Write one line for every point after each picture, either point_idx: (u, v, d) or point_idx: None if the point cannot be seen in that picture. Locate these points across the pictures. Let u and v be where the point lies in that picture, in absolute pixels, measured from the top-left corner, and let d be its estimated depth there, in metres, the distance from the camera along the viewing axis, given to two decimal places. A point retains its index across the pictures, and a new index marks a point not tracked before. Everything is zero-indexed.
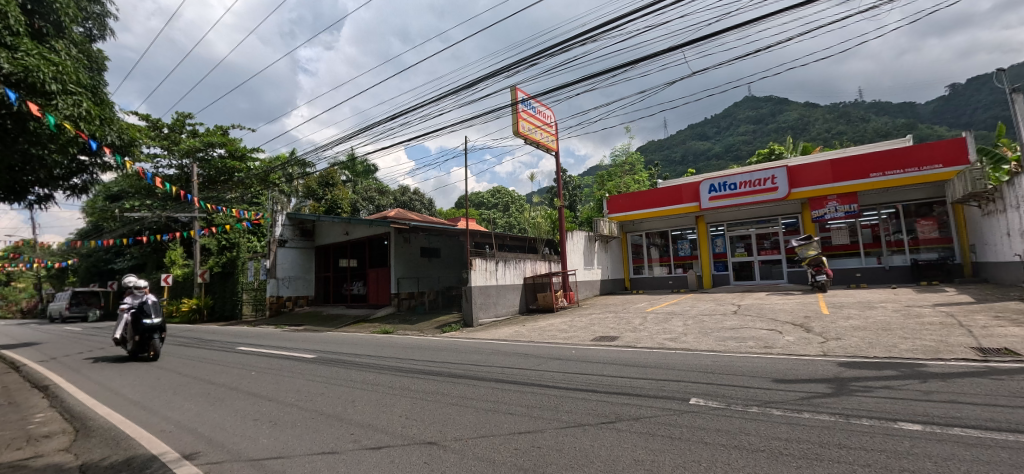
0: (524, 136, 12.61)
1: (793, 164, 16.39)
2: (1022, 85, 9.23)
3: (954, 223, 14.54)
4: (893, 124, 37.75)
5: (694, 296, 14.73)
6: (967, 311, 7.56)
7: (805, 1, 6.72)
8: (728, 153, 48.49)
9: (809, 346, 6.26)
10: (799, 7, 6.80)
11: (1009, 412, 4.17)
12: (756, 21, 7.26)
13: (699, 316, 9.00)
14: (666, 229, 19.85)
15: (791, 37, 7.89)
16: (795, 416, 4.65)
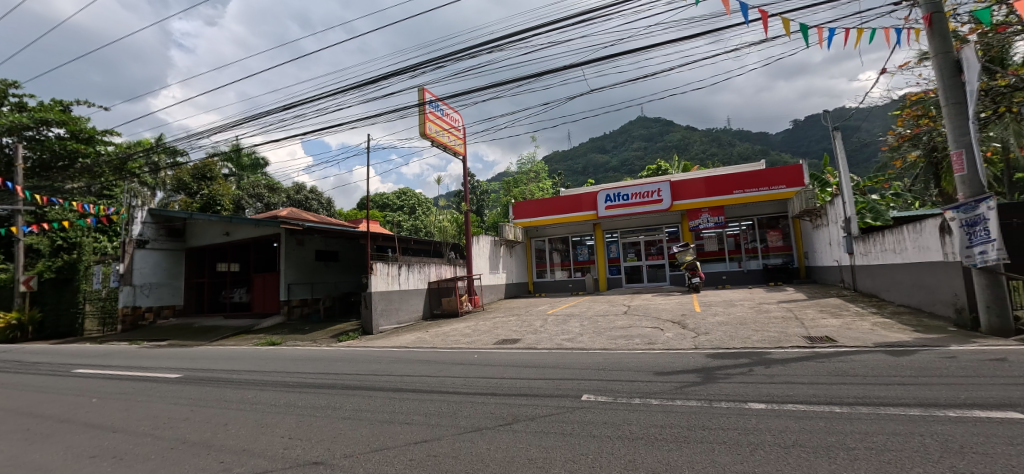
0: (430, 138, 12.38)
1: (675, 179, 18.43)
2: (840, 124, 11.49)
3: (794, 234, 17.49)
4: (752, 150, 44.59)
5: (589, 298, 15.75)
6: (801, 306, 9.10)
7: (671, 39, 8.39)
8: (624, 167, 52.90)
9: (684, 341, 6.96)
10: (669, 42, 8.39)
11: (827, 388, 5.12)
12: (634, 51, 8.72)
13: (594, 317, 9.54)
14: (567, 235, 21.04)
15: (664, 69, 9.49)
16: (671, 405, 5.12)
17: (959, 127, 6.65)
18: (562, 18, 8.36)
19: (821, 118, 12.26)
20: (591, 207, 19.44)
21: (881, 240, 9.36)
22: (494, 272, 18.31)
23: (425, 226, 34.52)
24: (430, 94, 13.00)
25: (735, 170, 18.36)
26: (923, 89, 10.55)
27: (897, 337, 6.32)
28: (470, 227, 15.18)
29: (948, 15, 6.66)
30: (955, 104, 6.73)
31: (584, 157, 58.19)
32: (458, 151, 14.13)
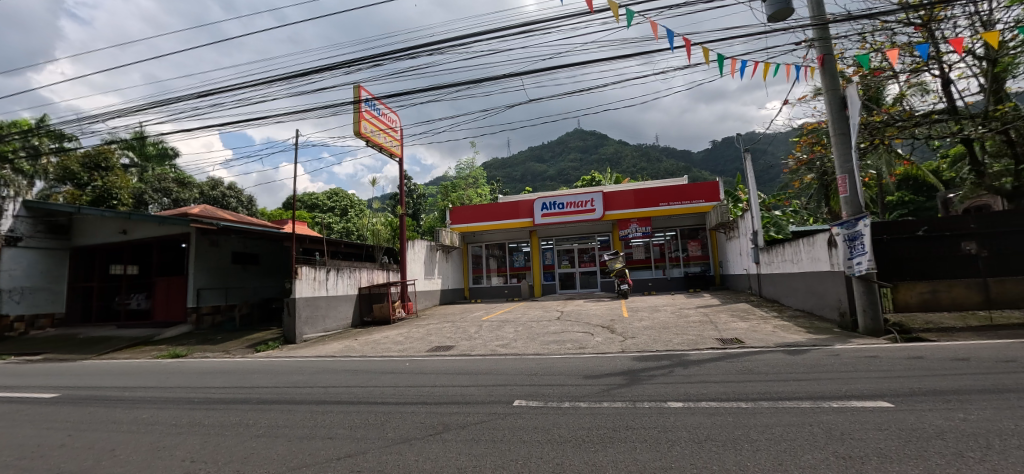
0: (365, 138, 11.92)
1: (607, 191, 19.34)
2: (750, 147, 12.71)
3: (710, 245, 19.04)
4: (677, 166, 48.05)
5: (524, 304, 15.96)
6: (715, 311, 9.90)
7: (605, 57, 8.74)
8: (561, 177, 54.29)
9: (613, 345, 7.26)
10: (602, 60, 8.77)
11: (735, 385, 5.59)
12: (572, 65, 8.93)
13: (528, 323, 9.63)
14: (504, 241, 21.23)
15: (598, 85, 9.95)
16: (597, 407, 5.29)
17: (844, 155, 7.64)
18: (503, 27, 8.45)
19: (734, 140, 13.48)
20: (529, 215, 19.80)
21: (782, 252, 10.45)
22: (429, 278, 17.95)
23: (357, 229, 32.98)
24: (366, 93, 12.56)
25: (662, 184, 19.65)
26: (817, 121, 12.01)
27: (794, 338, 7.07)
28: (405, 232, 14.76)
29: (838, 56, 7.62)
30: (840, 134, 7.71)
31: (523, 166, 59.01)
32: (395, 153, 13.79)
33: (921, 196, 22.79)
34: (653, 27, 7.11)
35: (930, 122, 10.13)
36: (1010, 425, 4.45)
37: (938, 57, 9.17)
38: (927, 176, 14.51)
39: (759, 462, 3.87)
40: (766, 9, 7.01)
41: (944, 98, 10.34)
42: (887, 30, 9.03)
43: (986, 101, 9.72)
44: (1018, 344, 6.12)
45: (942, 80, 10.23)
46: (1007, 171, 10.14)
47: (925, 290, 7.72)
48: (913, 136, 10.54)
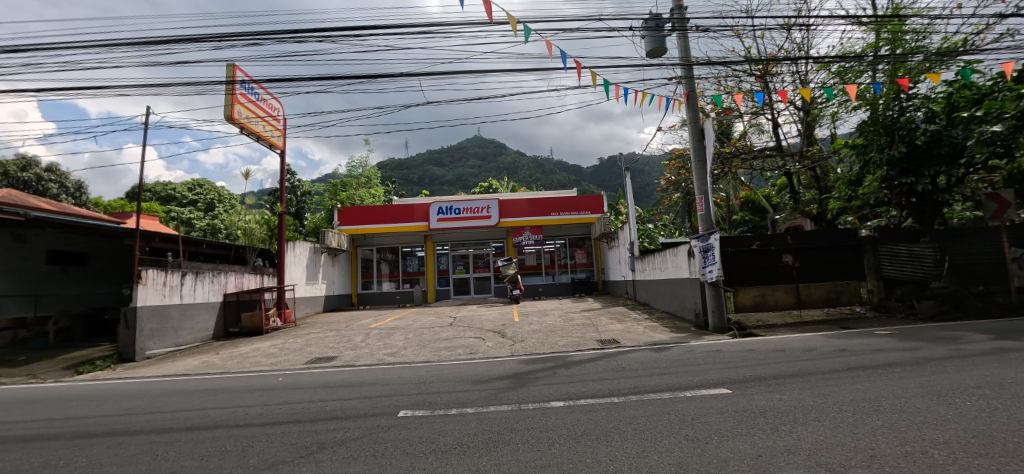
0: (239, 124, 10.57)
1: (503, 199, 19.86)
2: (630, 166, 14.12)
3: (594, 253, 20.63)
4: (568, 179, 51.16)
5: (417, 310, 15.57)
6: (597, 314, 10.76)
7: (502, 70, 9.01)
8: (459, 181, 54.01)
9: (503, 349, 7.44)
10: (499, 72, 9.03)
11: (610, 382, 6.11)
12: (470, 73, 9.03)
13: (419, 330, 9.39)
14: (396, 245, 20.62)
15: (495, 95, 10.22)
16: (484, 412, 5.34)
17: (701, 179, 8.90)
18: (400, 24, 8.18)
19: (617, 159, 14.83)
20: (425, 219, 19.42)
21: (653, 260, 11.76)
22: (312, 283, 16.52)
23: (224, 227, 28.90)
24: (243, 73, 11.15)
25: (555, 195, 20.81)
26: (682, 148, 14.21)
27: (659, 337, 8.00)
28: (285, 232, 13.37)
29: (700, 94, 8.85)
30: (699, 161, 8.98)
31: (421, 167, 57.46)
32: (275, 145, 12.47)
33: (757, 216, 27.54)
34: (546, 47, 7.68)
35: (764, 156, 12.34)
36: (809, 401, 5.60)
37: (769, 104, 11.22)
38: (761, 200, 17.65)
39: (626, 451, 4.27)
40: (644, 45, 7.86)
41: (774, 138, 12.66)
42: (735, 77, 10.75)
43: (801, 143, 12.14)
44: (817, 336, 7.74)
45: (773, 123, 12.54)
46: (813, 200, 12.78)
47: (758, 294, 9.33)
48: (752, 167, 12.75)
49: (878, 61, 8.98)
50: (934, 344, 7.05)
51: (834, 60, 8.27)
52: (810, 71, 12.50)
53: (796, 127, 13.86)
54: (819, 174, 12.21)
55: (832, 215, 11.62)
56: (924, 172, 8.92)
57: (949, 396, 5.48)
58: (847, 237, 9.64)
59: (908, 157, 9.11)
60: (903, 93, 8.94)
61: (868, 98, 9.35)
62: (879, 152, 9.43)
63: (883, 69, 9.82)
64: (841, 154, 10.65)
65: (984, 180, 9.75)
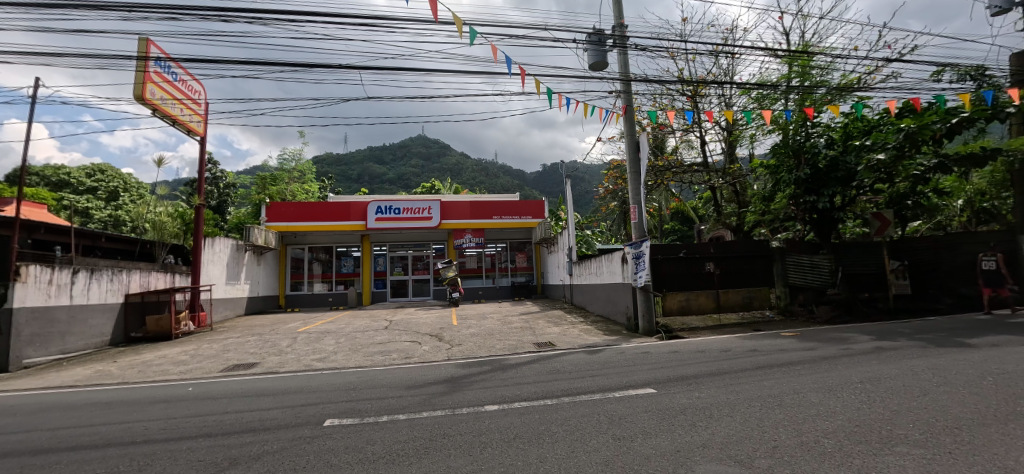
0: (152, 105, 9.54)
1: (446, 200, 19.65)
2: (570, 174, 14.54)
3: (535, 257, 20.91)
4: (511, 183, 51.33)
5: (351, 313, 14.93)
6: (535, 317, 10.95)
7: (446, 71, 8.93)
8: (400, 179, 52.37)
9: (439, 353, 7.34)
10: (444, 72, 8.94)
11: (543, 385, 6.25)
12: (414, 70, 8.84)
13: (352, 333, 9.02)
14: (330, 244, 19.85)
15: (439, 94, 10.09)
16: (416, 418, 5.23)
17: (635, 189, 9.36)
18: (340, 14, 7.84)
19: (559, 165, 15.22)
20: (363, 218, 18.72)
21: (589, 265, 12.20)
22: (232, 283, 15.31)
23: (128, 218, 25.86)
24: (158, 49, 10.11)
25: (498, 198, 20.89)
26: (620, 158, 14.93)
27: (593, 340, 8.30)
28: (202, 227, 12.23)
29: (637, 109, 9.30)
30: (635, 172, 9.43)
31: (361, 163, 55.07)
32: (195, 131, 11.41)
33: (685, 226, 29.48)
34: (491, 51, 7.71)
35: (692, 171, 13.39)
36: (723, 398, 6.08)
37: (698, 123, 12.07)
38: (689, 210, 18.92)
39: (556, 452, 4.38)
40: (587, 58, 8.14)
41: (701, 154, 13.61)
42: (670, 96, 11.42)
43: (725, 161, 13.17)
44: (733, 338, 8.43)
45: (701, 140, 13.49)
46: (733, 213, 13.90)
47: (683, 298, 10.01)
48: (681, 180, 13.65)
49: (790, 90, 9.96)
50: (827, 344, 7.96)
51: (754, 87, 9.04)
52: (733, 95, 13.60)
53: (720, 145, 15.00)
54: (738, 189, 13.31)
55: (748, 228, 12.71)
56: (824, 191, 10.00)
57: (838, 390, 6.22)
58: (760, 248, 10.60)
59: (812, 178, 10.20)
60: (809, 121, 9.99)
61: (781, 123, 10.35)
62: (789, 172, 10.48)
63: (794, 98, 10.91)
64: (758, 173, 11.70)
65: (870, 201, 11.17)
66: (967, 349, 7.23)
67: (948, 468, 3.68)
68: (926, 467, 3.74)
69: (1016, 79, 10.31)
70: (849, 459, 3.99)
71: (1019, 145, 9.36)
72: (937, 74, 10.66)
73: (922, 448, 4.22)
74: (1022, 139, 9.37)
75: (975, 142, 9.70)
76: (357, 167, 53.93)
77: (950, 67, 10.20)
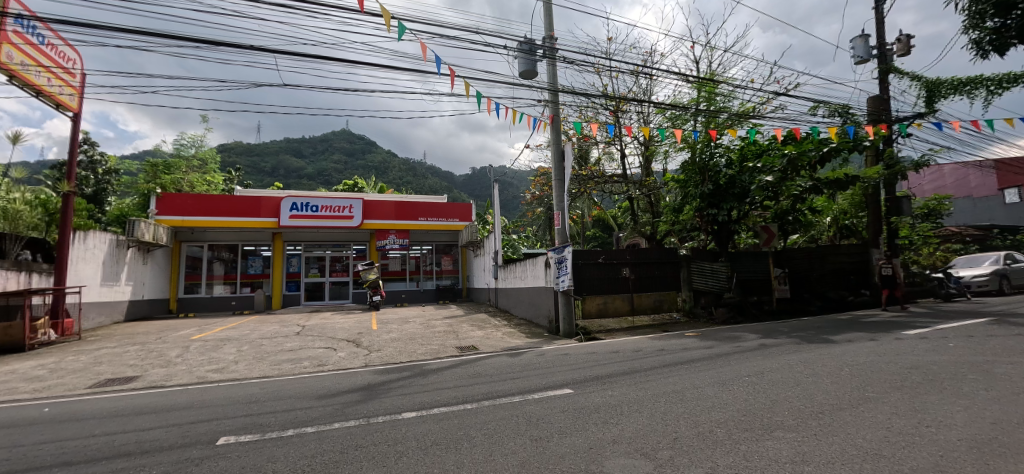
0: (9, 71, 8.08)
1: (369, 199, 18.97)
2: (498, 178, 14.74)
3: (460, 260, 20.79)
4: (440, 185, 50.38)
5: (258, 318, 13.70)
6: (458, 321, 10.90)
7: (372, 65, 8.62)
8: (320, 174, 48.71)
9: (356, 359, 7.03)
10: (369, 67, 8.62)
11: (464, 389, 6.24)
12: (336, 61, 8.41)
13: (257, 340, 8.31)
14: (236, 242, 18.24)
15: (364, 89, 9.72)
16: (327, 430, 4.92)
17: (560, 196, 9.71)
18: None
19: (488, 169, 15.35)
20: (276, 215, 17.45)
21: (514, 270, 12.44)
22: (109, 284, 13.37)
23: None
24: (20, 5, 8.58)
25: (423, 199, 20.57)
26: (547, 167, 15.84)
27: (515, 342, 8.47)
28: (68, 219, 10.48)
29: (563, 119, 9.66)
30: (560, 179, 9.78)
31: (275, 154, 50.34)
32: (67, 106, 9.76)
33: (605, 233, 31.24)
34: (421, 49, 7.58)
35: (612, 181, 14.42)
36: (633, 396, 6.52)
37: (618, 137, 12.85)
38: (611, 218, 20.05)
39: (473, 457, 4.38)
40: (517, 65, 8.30)
41: (621, 166, 14.50)
42: (594, 109, 12.02)
43: (641, 174, 14.16)
44: (644, 338, 9.09)
45: (621, 153, 14.37)
46: (648, 223, 14.98)
47: (601, 301, 10.59)
48: (602, 189, 14.67)
49: (698, 113, 10.98)
50: (722, 342, 8.89)
51: (668, 107, 9.81)
52: (650, 113, 14.65)
53: (638, 160, 16.08)
54: (653, 200, 14.37)
55: (660, 236, 13.77)
56: (723, 205, 11.16)
57: (729, 384, 6.95)
58: (670, 256, 11.56)
59: (714, 193, 11.32)
60: (713, 142, 11.07)
61: (690, 142, 11.36)
62: (695, 187, 11.53)
63: (701, 120, 12.04)
64: (669, 186, 12.73)
65: (760, 216, 12.67)
66: (830, 344, 8.49)
67: (812, 448, 4.29)
68: (795, 448, 4.32)
69: (870, 118, 12.34)
70: (736, 446, 4.48)
71: (871, 174, 11.18)
72: (814, 110, 12.39)
73: (794, 432, 4.85)
74: (873, 169, 11.17)
75: (840, 169, 11.43)
76: (271, 158, 48.59)
77: (824, 104, 11.89)
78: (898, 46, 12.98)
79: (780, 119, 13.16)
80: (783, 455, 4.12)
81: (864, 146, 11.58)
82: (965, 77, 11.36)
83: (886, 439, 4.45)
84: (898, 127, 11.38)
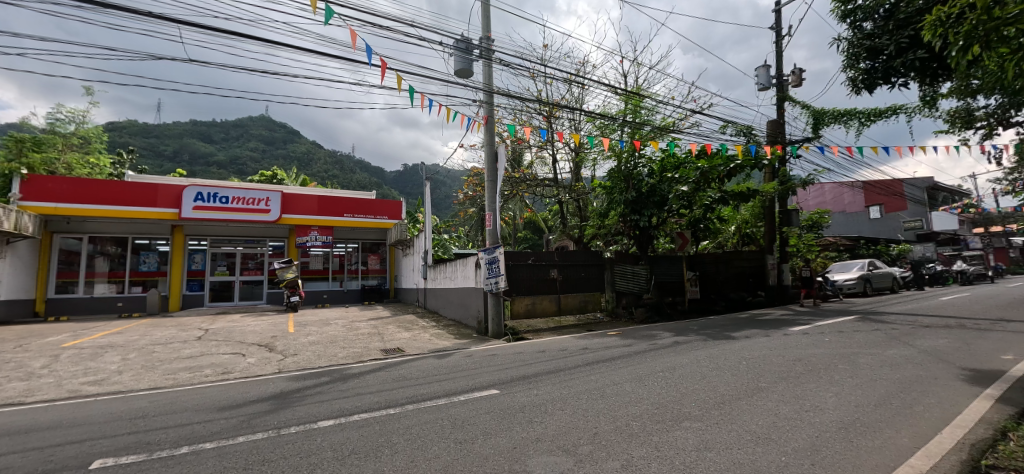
0: None
1: (289, 192, 17.73)
2: (431, 176, 14.48)
3: (388, 260, 20.16)
4: (369, 182, 48.28)
5: (152, 322, 12.19)
6: (384, 322, 10.56)
7: (296, 48, 8.03)
8: (232, 162, 44.26)
9: (268, 366, 6.55)
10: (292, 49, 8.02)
11: (387, 394, 6.06)
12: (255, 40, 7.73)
13: (148, 347, 7.41)
14: (126, 236, 16.11)
15: (285, 73, 9.03)
16: (229, 445, 4.48)
17: (492, 197, 9.76)
18: None
19: (420, 167, 15.01)
20: (177, 205, 15.66)
21: (443, 270, 12.33)
22: None
23: None
24: None
25: (351, 194, 19.65)
26: (480, 168, 16.53)
27: (443, 344, 8.40)
28: None
29: (497, 120, 9.70)
30: (493, 181, 9.83)
31: (179, 136, 44.84)
32: None
33: (535, 235, 32.12)
34: (351, 37, 7.22)
35: (543, 185, 14.86)
36: (557, 394, 6.76)
37: (550, 142, 13.23)
38: (543, 220, 20.53)
39: (395, 464, 4.27)
40: (453, 63, 8.20)
41: (552, 170, 14.95)
42: (528, 113, 12.21)
43: (571, 179, 14.72)
44: (569, 338, 9.47)
45: (553, 158, 14.80)
46: (576, 226, 15.60)
47: (529, 302, 10.84)
48: (534, 192, 15.03)
49: (624, 124, 11.64)
50: (639, 340, 9.53)
51: (598, 116, 10.28)
52: (580, 121, 15.25)
53: (568, 165, 16.71)
54: (581, 205, 15.01)
55: (588, 239, 14.37)
56: (644, 212, 11.93)
57: (645, 380, 7.47)
58: (595, 258, 12.10)
59: (637, 200, 12.08)
60: (636, 153, 11.81)
61: (618, 151, 12.01)
62: (620, 193, 12.20)
63: (627, 130, 12.76)
64: (596, 192, 13.33)
65: (676, 223, 13.70)
66: (731, 340, 9.46)
67: (712, 436, 4.73)
68: (699, 436, 4.75)
69: (769, 140, 13.88)
70: (649, 437, 4.83)
71: (768, 189, 12.57)
72: (724, 129, 13.64)
73: (699, 422, 5.33)
74: (769, 185, 12.56)
75: (744, 183, 12.71)
76: (173, 140, 43.20)
77: (732, 124, 13.14)
78: (793, 77, 14.70)
79: (695, 134, 14.32)
80: (689, 444, 4.51)
81: (763, 164, 13.00)
82: (843, 109, 13.14)
83: (774, 424, 5.04)
84: (790, 149, 12.91)
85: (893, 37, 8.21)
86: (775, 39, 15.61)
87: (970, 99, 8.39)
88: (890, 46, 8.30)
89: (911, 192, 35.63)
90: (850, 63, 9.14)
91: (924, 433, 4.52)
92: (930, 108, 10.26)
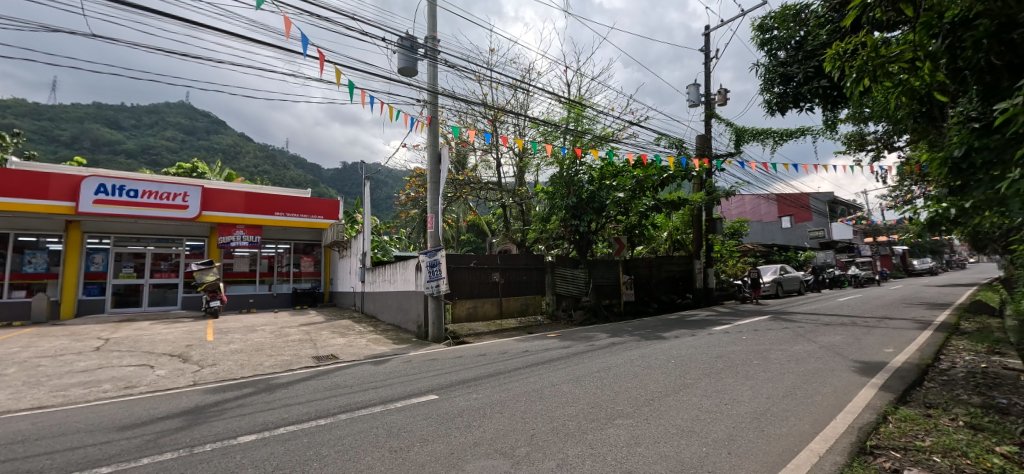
0: None
1: (212, 186, 16.37)
2: (371, 176, 14.01)
3: (323, 262, 19.27)
4: (305, 179, 45.69)
5: (40, 331, 10.69)
6: (316, 328, 10.04)
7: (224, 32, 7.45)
8: (144, 151, 39.63)
9: (182, 378, 6.01)
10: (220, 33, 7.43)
11: (318, 404, 5.79)
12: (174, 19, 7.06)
13: (31, 361, 6.49)
14: (6, 231, 13.99)
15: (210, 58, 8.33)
16: (130, 467, 4.02)
17: (434, 199, 9.64)
18: None
19: (360, 165, 14.47)
20: (73, 199, 13.88)
21: (382, 273, 11.97)
22: None
23: None
24: None
25: (283, 191, 18.56)
26: (423, 169, 16.29)
27: (380, 350, 8.16)
28: None
29: (441, 121, 9.59)
30: (436, 183, 9.72)
31: (78, 120, 39.52)
32: None
33: (478, 238, 32.11)
34: (284, 24, 6.82)
35: (487, 188, 14.94)
36: (496, 396, 6.83)
37: (495, 146, 13.33)
38: (485, 223, 20.59)
39: None
40: (397, 60, 8.01)
41: (496, 174, 15.05)
42: (473, 116, 12.23)
43: (514, 183, 14.92)
44: (510, 340, 9.60)
45: (497, 162, 14.91)
46: (519, 230, 15.80)
47: (471, 306, 10.84)
48: (478, 195, 15.06)
49: (567, 132, 12.02)
50: (578, 342, 9.87)
51: (542, 122, 10.52)
52: (525, 126, 15.50)
53: (510, 170, 16.90)
54: (524, 209, 15.25)
55: (530, 243, 14.63)
56: (584, 217, 12.41)
57: (581, 380, 7.75)
58: (537, 262, 12.36)
59: (577, 205, 12.52)
60: (577, 160, 12.25)
61: (560, 157, 12.38)
62: (562, 198, 12.57)
63: (569, 138, 13.20)
64: (539, 196, 13.63)
65: (614, 228, 14.32)
66: (661, 340, 10.07)
67: (641, 432, 5.02)
68: (630, 432, 5.02)
69: (698, 153, 14.96)
70: (584, 436, 5.03)
71: (696, 198, 13.53)
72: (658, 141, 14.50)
73: (629, 418, 5.63)
74: (697, 195, 13.55)
75: (675, 193, 13.58)
76: (71, 125, 38.02)
77: (666, 137, 14.02)
78: (720, 96, 15.92)
79: (632, 145, 15.13)
80: (621, 440, 4.75)
81: (692, 176, 13.98)
82: (760, 128, 14.48)
83: (696, 418, 5.45)
84: (715, 163, 14.02)
85: (801, 67, 9.20)
86: (704, 61, 16.85)
87: (861, 125, 9.60)
88: (799, 73, 9.28)
89: (815, 205, 40.08)
90: (766, 87, 10.10)
91: (820, 419, 5.11)
92: (831, 132, 11.57)
